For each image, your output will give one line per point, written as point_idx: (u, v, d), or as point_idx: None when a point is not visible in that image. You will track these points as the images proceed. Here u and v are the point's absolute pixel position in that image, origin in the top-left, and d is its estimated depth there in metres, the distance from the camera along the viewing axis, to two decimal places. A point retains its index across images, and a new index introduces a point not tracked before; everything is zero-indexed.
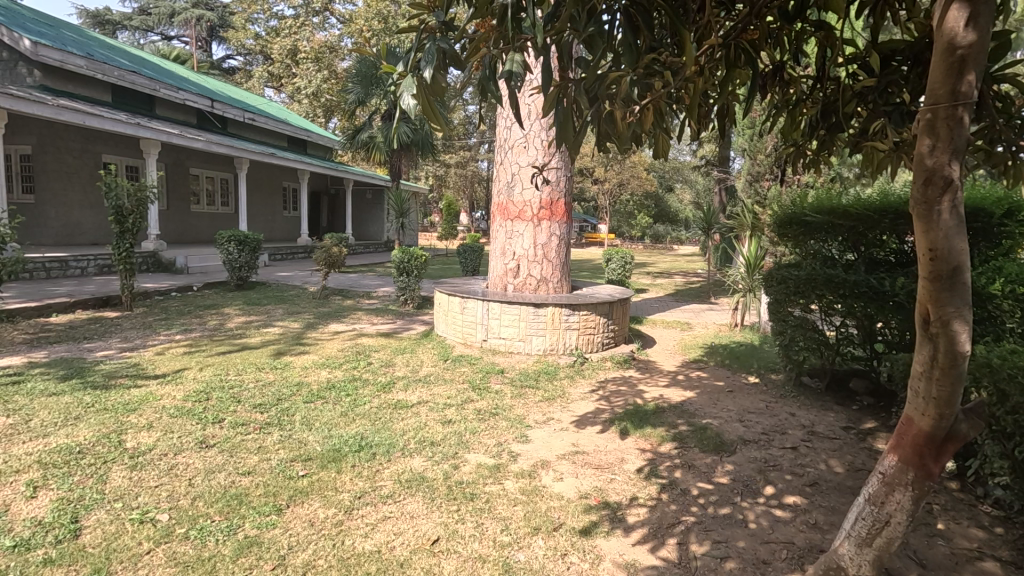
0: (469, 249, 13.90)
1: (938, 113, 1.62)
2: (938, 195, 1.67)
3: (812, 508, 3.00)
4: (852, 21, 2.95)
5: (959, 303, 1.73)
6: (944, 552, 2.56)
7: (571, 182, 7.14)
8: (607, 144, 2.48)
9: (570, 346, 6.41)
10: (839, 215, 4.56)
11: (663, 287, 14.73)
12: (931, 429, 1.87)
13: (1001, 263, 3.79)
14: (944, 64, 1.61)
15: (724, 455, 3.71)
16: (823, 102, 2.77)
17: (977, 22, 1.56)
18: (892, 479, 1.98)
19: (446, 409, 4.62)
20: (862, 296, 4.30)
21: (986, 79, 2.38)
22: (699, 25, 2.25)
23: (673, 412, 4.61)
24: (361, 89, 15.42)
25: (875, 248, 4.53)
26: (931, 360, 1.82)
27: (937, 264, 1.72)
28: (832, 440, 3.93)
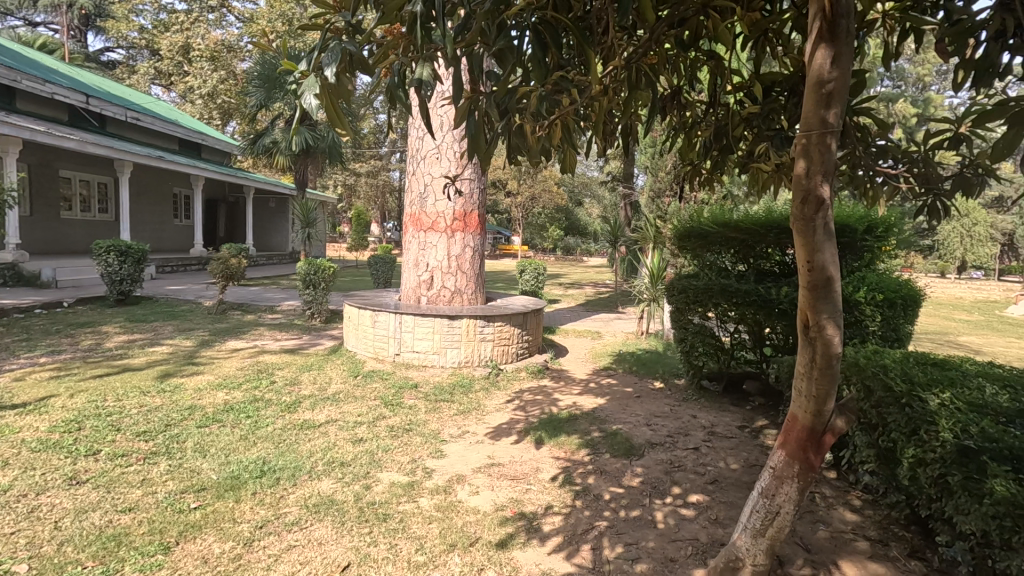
0: (381, 260, 13.59)
1: (811, 139, 1.80)
2: (813, 213, 1.85)
3: (714, 505, 3.19)
4: (737, 52, 3.23)
5: (831, 309, 1.92)
6: (825, 536, 2.82)
7: (484, 195, 7.18)
8: (518, 157, 2.50)
9: (485, 357, 6.40)
10: (731, 228, 4.94)
11: (574, 297, 15.19)
12: (812, 424, 2.05)
13: (864, 274, 4.30)
14: (815, 96, 1.79)
15: (633, 459, 3.86)
16: (715, 125, 2.99)
17: (840, 62, 1.75)
18: (781, 473, 2.15)
19: (357, 427, 4.44)
20: (752, 304, 4.71)
21: (849, 112, 2.69)
22: (603, 47, 2.34)
23: (585, 419, 4.73)
24: (263, 92, 14.63)
25: (762, 260, 4.98)
26: (811, 362, 2.01)
27: (813, 274, 1.90)
28: (729, 440, 4.21)
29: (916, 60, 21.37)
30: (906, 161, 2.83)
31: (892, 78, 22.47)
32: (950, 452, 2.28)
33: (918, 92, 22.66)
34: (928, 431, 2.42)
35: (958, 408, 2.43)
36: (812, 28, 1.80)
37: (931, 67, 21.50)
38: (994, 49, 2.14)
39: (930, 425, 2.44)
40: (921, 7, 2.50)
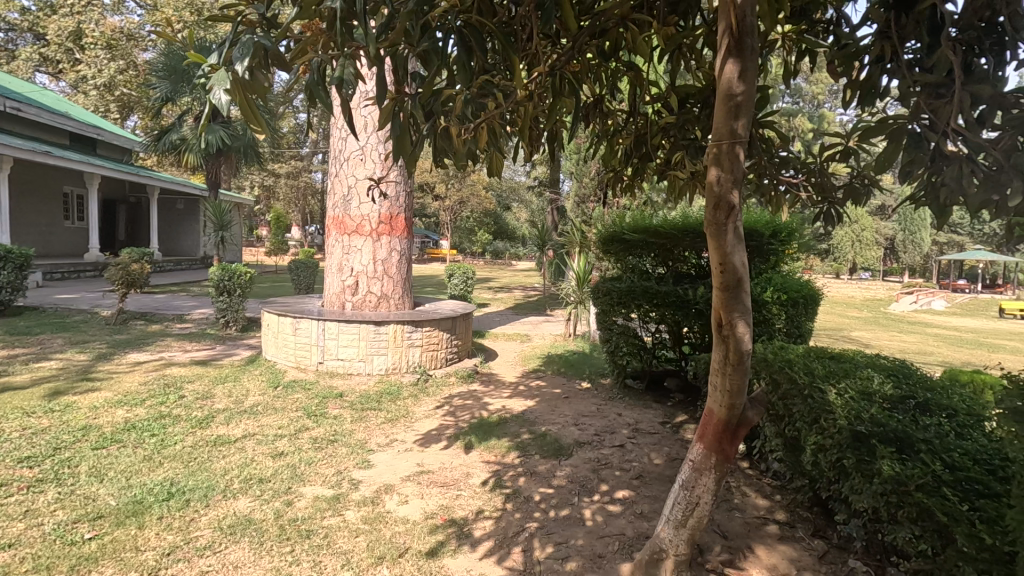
0: (302, 265, 13.04)
1: (721, 148, 1.92)
2: (724, 217, 1.96)
3: (639, 499, 3.30)
4: (655, 64, 3.38)
5: (742, 309, 2.05)
6: (740, 522, 3.00)
7: (411, 198, 7.07)
8: (444, 161, 2.47)
9: (413, 363, 6.28)
10: (652, 234, 5.14)
11: (503, 301, 15.28)
12: (727, 417, 2.17)
13: (770, 275, 4.63)
14: (725, 107, 1.90)
15: (562, 459, 3.92)
16: (635, 134, 3.12)
17: (746, 76, 1.87)
18: (699, 465, 2.25)
19: (277, 441, 4.22)
20: (671, 305, 4.96)
21: (755, 125, 2.89)
22: (527, 53, 2.37)
23: (515, 422, 4.76)
24: (169, 85, 13.63)
25: (680, 263, 5.24)
26: (724, 358, 2.13)
27: (726, 276, 2.02)
28: (652, 436, 4.39)
29: (811, 79, 23.35)
30: (804, 171, 3.07)
31: (792, 95, 24.41)
32: (846, 438, 2.49)
33: (814, 109, 24.76)
34: (826, 418, 2.63)
35: (851, 397, 2.66)
36: (721, 43, 1.91)
37: (824, 86, 23.57)
38: (875, 72, 2.38)
39: (828, 413, 2.65)
40: (815, 31, 2.73)
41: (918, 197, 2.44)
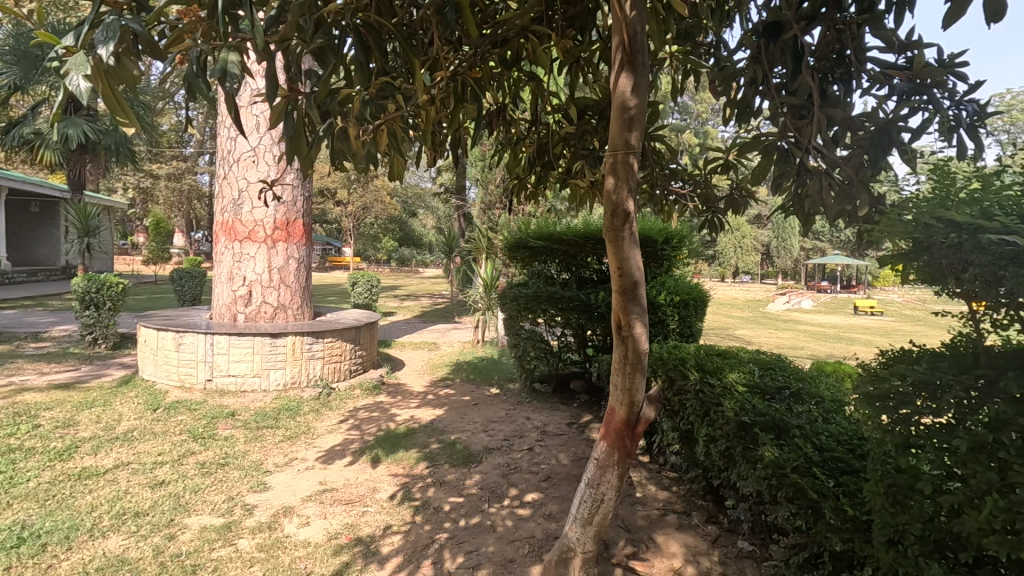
0: (186, 274, 11.97)
1: (617, 158, 2.01)
2: (621, 224, 2.06)
3: (547, 501, 3.36)
4: (555, 76, 3.48)
5: (638, 310, 2.16)
6: (642, 514, 3.14)
7: (309, 203, 6.73)
8: (343, 163, 2.38)
9: (314, 377, 5.96)
10: (555, 241, 5.30)
11: (410, 309, 14.99)
12: (627, 415, 2.27)
13: (664, 279, 4.94)
14: (620, 119, 1.99)
15: (472, 467, 3.90)
16: (538, 142, 3.19)
17: (638, 90, 1.97)
18: (603, 462, 2.33)
19: (157, 468, 3.81)
20: (575, 309, 5.16)
21: (647, 137, 3.07)
22: (429, 58, 2.35)
23: (423, 431, 4.67)
24: (18, 72, 11.97)
25: (582, 268, 5.43)
26: (624, 358, 2.22)
27: (624, 279, 2.12)
28: (559, 437, 4.49)
29: (697, 98, 25.29)
30: (691, 182, 3.31)
31: (680, 112, 26.28)
32: (732, 428, 2.69)
33: (700, 126, 26.84)
34: (716, 411, 2.84)
35: (737, 390, 2.89)
36: (615, 57, 1.99)
37: (707, 105, 25.63)
38: (749, 93, 2.61)
39: (717, 406, 2.86)
40: (698, 53, 2.95)
41: (787, 206, 2.70)
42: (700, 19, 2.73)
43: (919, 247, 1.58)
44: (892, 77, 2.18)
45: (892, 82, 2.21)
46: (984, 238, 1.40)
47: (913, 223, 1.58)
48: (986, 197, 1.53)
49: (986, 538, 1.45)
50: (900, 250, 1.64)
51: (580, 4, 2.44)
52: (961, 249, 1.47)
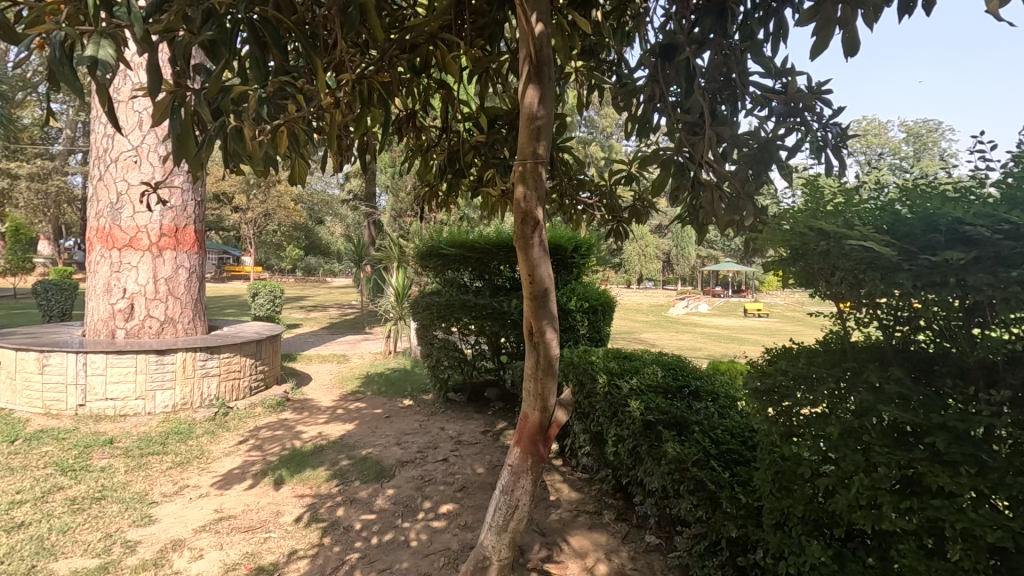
0: (53, 287, 10.64)
1: (526, 167, 2.04)
2: (530, 231, 2.10)
3: (463, 511, 3.32)
4: (465, 85, 3.50)
5: (548, 316, 2.20)
6: (556, 517, 3.19)
7: (202, 208, 6.24)
8: (239, 165, 2.22)
9: (208, 396, 5.51)
10: (468, 248, 5.33)
11: (317, 320, 14.31)
12: (540, 420, 2.29)
13: (574, 286, 5.09)
14: (528, 129, 2.03)
15: (384, 482, 3.77)
16: (448, 150, 3.18)
17: (546, 101, 2.02)
18: (517, 468, 2.34)
19: (15, 509, 3.33)
20: (488, 316, 5.17)
21: (556, 148, 3.16)
22: (333, 58, 2.26)
23: (332, 448, 4.46)
24: None
25: (495, 276, 5.45)
26: (536, 364, 2.25)
27: (534, 285, 2.15)
28: (474, 446, 4.47)
29: (602, 113, 26.45)
30: (598, 192, 3.44)
31: (587, 125, 27.38)
32: (639, 427, 2.81)
33: (605, 139, 28.10)
34: (623, 413, 2.95)
35: (642, 391, 3.03)
36: (523, 68, 2.03)
37: (612, 120, 26.92)
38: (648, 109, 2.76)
39: (624, 408, 2.99)
40: (601, 69, 3.09)
41: (684, 216, 2.88)
42: (603, 37, 2.85)
43: (796, 254, 1.75)
44: (770, 99, 2.40)
45: (771, 105, 2.44)
46: (847, 244, 1.57)
47: (790, 231, 1.74)
48: (849, 209, 1.71)
49: (855, 514, 1.61)
50: (780, 256, 1.81)
51: (489, 15, 2.46)
52: (829, 255, 1.63)
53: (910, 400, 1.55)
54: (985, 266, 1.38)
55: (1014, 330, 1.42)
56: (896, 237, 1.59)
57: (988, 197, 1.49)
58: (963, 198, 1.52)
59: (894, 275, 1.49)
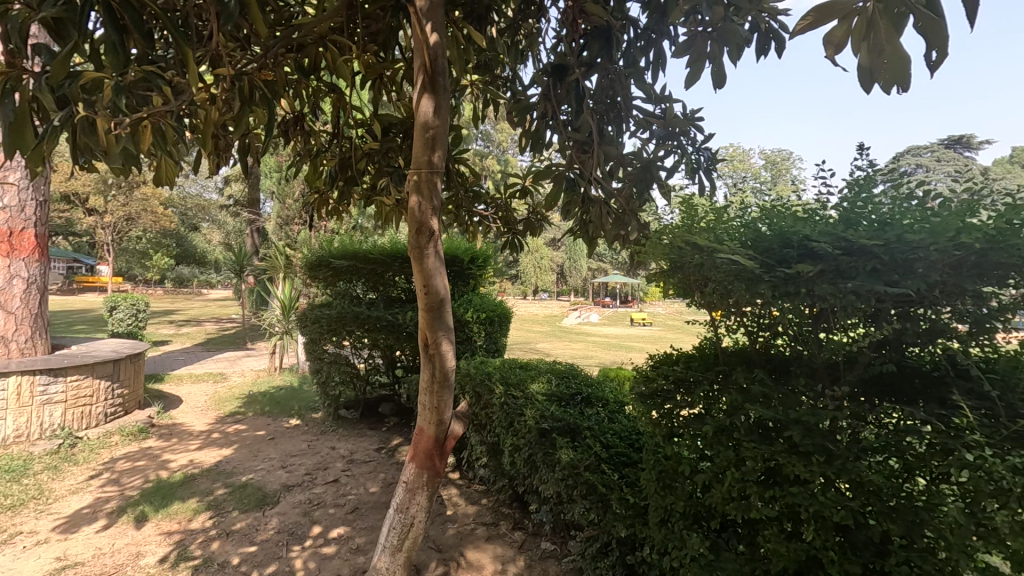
0: None
1: (421, 176, 2.01)
2: (425, 242, 2.07)
3: (355, 534, 3.16)
4: (358, 91, 3.41)
5: (444, 328, 2.17)
6: (453, 532, 3.15)
7: (45, 209, 5.45)
8: (92, 160, 1.97)
9: (50, 425, 4.78)
10: (361, 259, 5.16)
11: (190, 336, 13.02)
12: (436, 433, 2.25)
13: (471, 297, 5.09)
14: (422, 139, 2.00)
15: (266, 509, 3.49)
16: (340, 156, 3.06)
17: (441, 112, 2.00)
18: (412, 484, 2.27)
19: None
20: (383, 329, 5.00)
21: (452, 160, 3.16)
22: (209, 50, 2.08)
23: (206, 477, 4.05)
24: None
25: (390, 288, 5.31)
26: (431, 377, 2.21)
27: (430, 297, 2.12)
28: (367, 464, 4.28)
29: (498, 128, 26.96)
30: (494, 205, 3.48)
31: (483, 139, 27.71)
32: (534, 435, 2.86)
33: (501, 153, 28.59)
34: (519, 422, 3.00)
35: (537, 400, 3.09)
36: (417, 78, 1.99)
37: (507, 135, 27.45)
38: (541, 126, 2.86)
39: (520, 417, 3.03)
40: (496, 84, 3.14)
41: (576, 230, 3.00)
42: (497, 53, 2.91)
43: (674, 266, 1.89)
44: (651, 123, 2.59)
45: (652, 128, 2.63)
46: (718, 257, 1.71)
47: (669, 246, 1.88)
48: (719, 226, 1.88)
49: (728, 505, 1.74)
50: (661, 268, 1.95)
51: (382, 21, 2.40)
52: (702, 267, 1.78)
53: (771, 398, 1.72)
54: (828, 277, 1.57)
55: (851, 332, 1.62)
56: (758, 251, 1.77)
57: (829, 218, 1.71)
58: (809, 218, 1.73)
59: (756, 285, 1.65)
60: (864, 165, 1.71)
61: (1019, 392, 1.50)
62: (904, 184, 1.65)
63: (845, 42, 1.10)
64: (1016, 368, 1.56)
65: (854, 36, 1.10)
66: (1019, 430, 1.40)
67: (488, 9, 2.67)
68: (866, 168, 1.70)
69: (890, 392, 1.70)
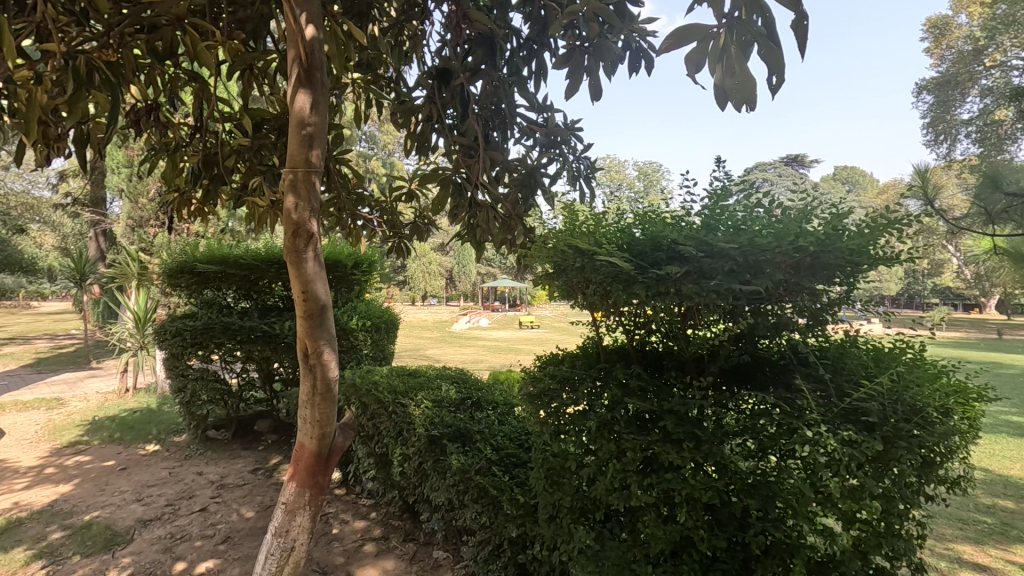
0: None
1: (297, 175, 1.89)
2: (303, 245, 1.94)
3: (226, 565, 2.88)
4: (224, 82, 3.14)
5: (326, 336, 2.05)
6: (339, 551, 2.98)
7: None
8: None
9: None
10: (230, 264, 4.70)
11: (15, 358, 11.08)
12: (318, 448, 2.11)
13: (356, 304, 4.89)
14: (298, 136, 1.88)
15: (117, 549, 3.07)
16: (204, 152, 2.78)
17: (318, 108, 1.89)
18: (293, 505, 2.11)
19: None
20: (257, 340, 4.65)
21: (333, 160, 3.01)
22: (33, 22, 1.79)
23: (37, 520, 3.47)
24: None
25: (265, 295, 4.96)
26: (312, 389, 2.07)
27: (308, 303, 2.00)
28: (241, 488, 3.93)
29: (383, 130, 26.28)
30: (378, 208, 3.39)
31: (367, 140, 26.83)
32: (424, 443, 2.81)
33: (386, 156, 27.83)
34: (409, 430, 2.93)
35: (427, 406, 3.04)
36: (291, 71, 1.87)
37: (393, 137, 26.83)
38: (426, 129, 2.82)
39: (410, 425, 2.96)
40: (379, 84, 3.06)
41: (463, 234, 2.99)
42: (379, 52, 2.84)
43: (558, 269, 1.96)
44: (535, 130, 2.67)
45: (536, 136, 2.71)
46: (598, 260, 1.80)
47: (552, 249, 1.95)
48: (598, 231, 1.97)
49: (611, 496, 1.82)
50: (546, 271, 2.02)
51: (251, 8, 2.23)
52: (583, 269, 1.86)
53: (647, 392, 1.85)
54: (693, 277, 1.72)
55: (713, 328, 1.79)
56: (633, 255, 1.88)
57: (692, 224, 1.87)
58: (677, 224, 1.87)
59: (632, 286, 1.75)
60: (721, 177, 1.89)
61: (844, 373, 1.75)
62: (754, 195, 1.85)
63: (703, 62, 1.21)
64: (842, 354, 1.83)
65: (710, 58, 1.22)
66: (846, 407, 1.63)
67: (369, 7, 2.61)
68: (723, 179, 1.88)
69: (746, 380, 1.89)
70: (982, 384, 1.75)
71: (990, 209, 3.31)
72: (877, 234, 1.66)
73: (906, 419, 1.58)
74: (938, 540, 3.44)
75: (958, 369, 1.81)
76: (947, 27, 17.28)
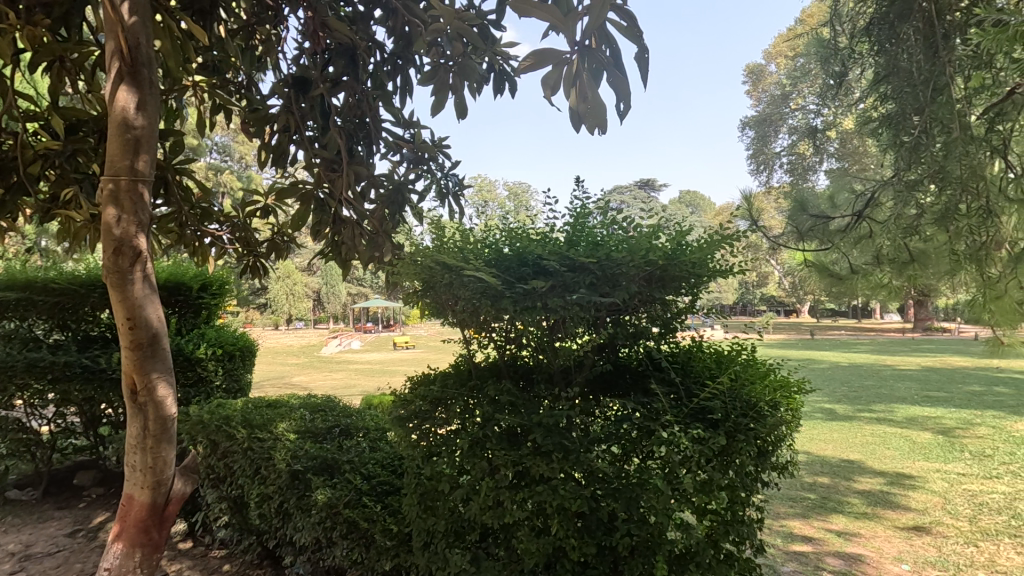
0: None
1: (119, 185, 1.64)
2: (129, 264, 1.68)
3: None
4: None
5: (160, 368, 1.79)
6: None
7: None
8: None
9: None
10: (38, 290, 4.04)
11: None
12: (152, 499, 1.82)
13: (204, 329, 4.36)
14: (120, 139, 1.63)
15: None
16: None
17: (146, 109, 1.66)
18: (118, 571, 1.77)
19: None
20: (76, 378, 3.96)
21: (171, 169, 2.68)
22: None
23: None
24: None
25: (87, 324, 4.25)
26: (143, 431, 1.79)
27: (136, 332, 1.73)
28: (52, 557, 3.28)
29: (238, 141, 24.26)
30: (228, 224, 3.09)
31: (219, 151, 24.56)
32: (286, 479, 2.57)
33: (242, 169, 25.69)
34: (268, 466, 2.67)
35: (289, 438, 2.79)
36: (110, 66, 1.63)
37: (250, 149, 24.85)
38: (283, 141, 2.63)
39: (269, 460, 2.70)
40: (228, 89, 2.79)
41: (326, 252, 2.82)
42: (228, 55, 2.61)
43: (426, 286, 1.92)
44: (401, 146, 2.62)
45: (403, 150, 2.66)
46: (466, 276, 1.79)
47: (420, 265, 1.89)
48: (467, 247, 1.97)
49: (485, 514, 1.80)
50: (415, 289, 1.96)
51: None
52: (451, 285, 1.83)
53: (518, 406, 1.86)
54: (558, 291, 1.77)
55: (578, 340, 1.86)
56: (501, 271, 1.90)
57: (557, 240, 1.93)
58: (542, 240, 1.92)
59: (500, 300, 1.76)
60: (581, 197, 1.99)
61: (692, 376, 1.92)
62: (611, 213, 1.96)
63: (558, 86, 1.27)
64: (690, 357, 1.99)
65: (565, 82, 1.27)
66: (694, 407, 1.78)
67: (214, 6, 2.39)
68: (583, 198, 1.99)
69: (610, 388, 2.00)
70: (800, 377, 1.98)
71: (800, 228, 3.87)
72: (714, 249, 1.84)
73: (743, 414, 1.76)
74: (774, 519, 3.89)
75: (782, 366, 2.03)
76: (761, 73, 20.27)
